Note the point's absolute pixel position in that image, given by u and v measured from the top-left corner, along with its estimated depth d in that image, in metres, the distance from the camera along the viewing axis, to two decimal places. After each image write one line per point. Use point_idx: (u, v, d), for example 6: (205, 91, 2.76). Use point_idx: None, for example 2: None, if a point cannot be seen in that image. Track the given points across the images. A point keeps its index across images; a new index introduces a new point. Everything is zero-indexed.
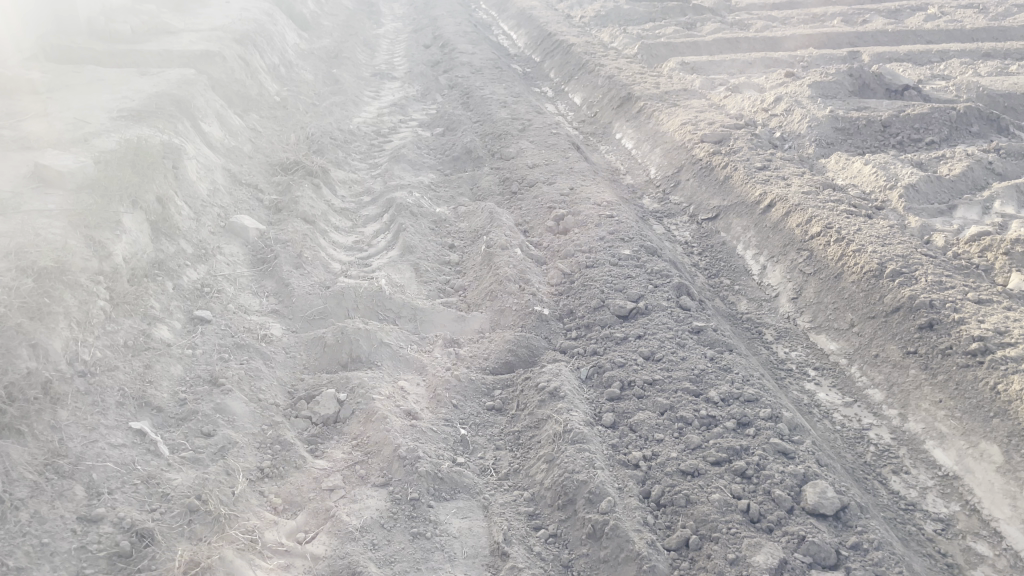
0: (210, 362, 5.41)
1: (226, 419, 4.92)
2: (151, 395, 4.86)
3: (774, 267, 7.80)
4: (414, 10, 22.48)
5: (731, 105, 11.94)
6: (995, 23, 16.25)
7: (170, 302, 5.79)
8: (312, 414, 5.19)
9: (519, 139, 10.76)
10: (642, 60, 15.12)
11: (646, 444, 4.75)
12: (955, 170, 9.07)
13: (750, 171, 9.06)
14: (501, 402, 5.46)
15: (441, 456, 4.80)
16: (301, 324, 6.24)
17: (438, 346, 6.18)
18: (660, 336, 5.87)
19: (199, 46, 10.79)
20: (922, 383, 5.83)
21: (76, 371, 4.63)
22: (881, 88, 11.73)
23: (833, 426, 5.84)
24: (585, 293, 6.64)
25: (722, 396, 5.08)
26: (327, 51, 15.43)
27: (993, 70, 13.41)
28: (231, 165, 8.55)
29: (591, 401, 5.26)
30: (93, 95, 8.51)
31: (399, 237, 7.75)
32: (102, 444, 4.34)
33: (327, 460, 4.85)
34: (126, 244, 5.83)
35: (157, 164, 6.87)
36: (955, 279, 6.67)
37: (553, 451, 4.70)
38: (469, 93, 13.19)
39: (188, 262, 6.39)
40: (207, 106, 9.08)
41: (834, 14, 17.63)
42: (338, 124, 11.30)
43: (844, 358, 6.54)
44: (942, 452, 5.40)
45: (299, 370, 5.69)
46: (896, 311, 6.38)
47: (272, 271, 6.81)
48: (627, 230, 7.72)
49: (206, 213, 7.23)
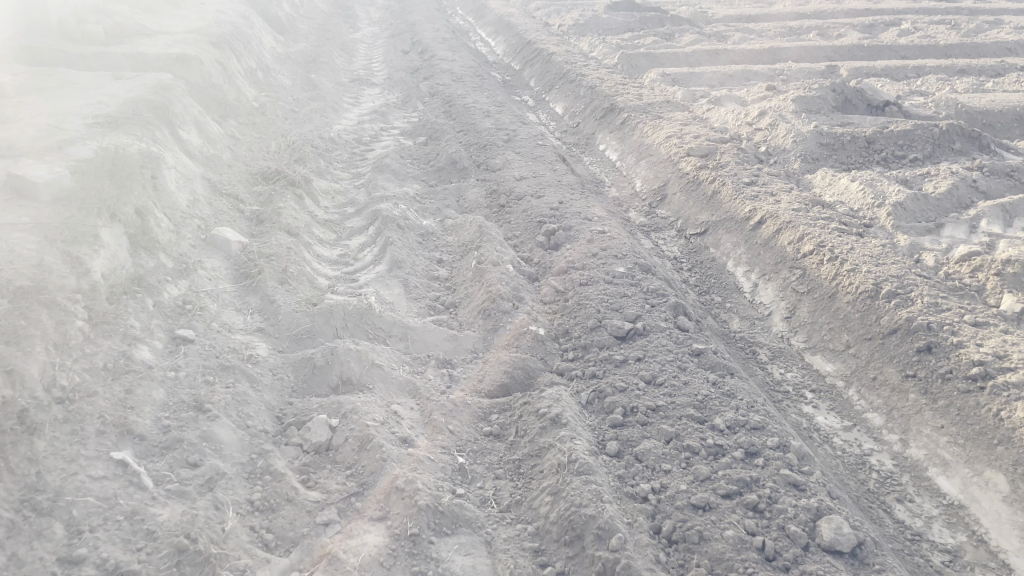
0: (195, 385, 5.15)
1: (213, 447, 4.67)
2: (133, 423, 4.59)
3: (766, 285, 7.71)
4: (390, 14, 22.23)
5: (715, 118, 11.89)
6: (968, 40, 16.44)
7: (151, 321, 5.51)
8: (303, 442, 4.98)
9: (504, 150, 10.59)
10: (622, 70, 15.05)
11: (653, 475, 4.65)
12: (941, 188, 9.03)
13: (738, 187, 8.99)
14: (498, 428, 5.30)
15: (441, 487, 4.62)
16: (288, 343, 6.02)
17: (430, 368, 5.99)
18: (660, 359, 5.76)
19: (175, 49, 10.49)
20: (922, 409, 5.77)
21: (53, 398, 4.37)
22: (863, 104, 11.74)
23: (833, 451, 5.76)
24: (581, 312, 6.51)
25: (727, 424, 5.00)
26: (305, 56, 15.13)
27: (969, 87, 13.52)
28: (211, 174, 8.27)
29: (593, 428, 5.14)
30: (66, 100, 8.18)
31: (387, 251, 7.55)
32: (82, 476, 4.09)
33: (321, 492, 4.63)
34: (105, 259, 5.57)
35: (136, 175, 6.60)
36: (950, 300, 6.63)
37: (558, 483, 4.56)
38: (450, 101, 12.99)
39: (169, 277, 6.11)
40: (185, 113, 8.80)
41: (810, 27, 17.72)
42: (318, 132, 11.06)
43: (841, 380, 6.46)
44: (945, 480, 5.35)
45: (287, 394, 5.47)
46: (893, 333, 6.31)
47: (256, 287, 6.55)
48: (620, 247, 7.60)
49: (186, 224, 6.95)
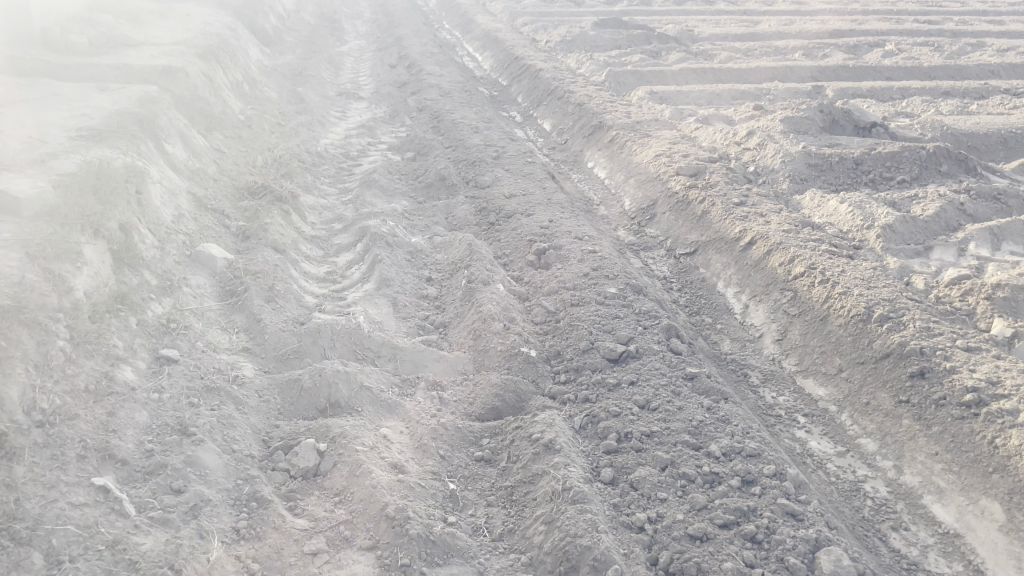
0: (179, 408, 5.02)
1: (198, 472, 4.55)
2: (116, 448, 4.46)
3: (756, 307, 7.67)
4: (377, 28, 22.17)
5: (703, 137, 11.90)
6: (951, 62, 16.62)
7: (134, 340, 5.38)
8: (290, 467, 4.86)
9: (493, 167, 10.53)
10: (610, 88, 15.05)
11: (649, 504, 4.59)
12: (929, 211, 9.04)
13: (728, 208, 8.97)
14: (490, 452, 5.21)
15: (432, 515, 4.52)
16: (274, 363, 5.89)
17: (420, 390, 5.88)
18: (654, 383, 5.70)
19: (160, 61, 10.39)
20: (916, 434, 5.74)
21: (33, 422, 4.24)
22: (850, 124, 11.74)
23: (827, 478, 5.72)
24: (572, 334, 6.44)
25: (723, 451, 4.98)
26: (291, 68, 15.02)
27: (954, 109, 13.63)
28: (196, 189, 8.15)
29: (587, 454, 5.08)
30: (49, 112, 8.05)
31: (375, 269, 7.45)
32: (62, 503, 3.97)
33: (308, 519, 4.50)
34: (88, 277, 5.44)
35: (120, 190, 6.46)
36: (942, 325, 6.62)
37: (552, 512, 4.49)
38: (438, 117, 12.94)
39: (153, 294, 5.98)
40: (170, 126, 8.69)
41: (795, 47, 17.84)
42: (305, 146, 10.96)
43: (834, 405, 6.41)
44: (941, 508, 5.31)
45: (273, 417, 5.34)
46: (886, 357, 6.28)
47: (242, 305, 6.44)
48: (610, 267, 7.54)
49: (170, 240, 6.81)
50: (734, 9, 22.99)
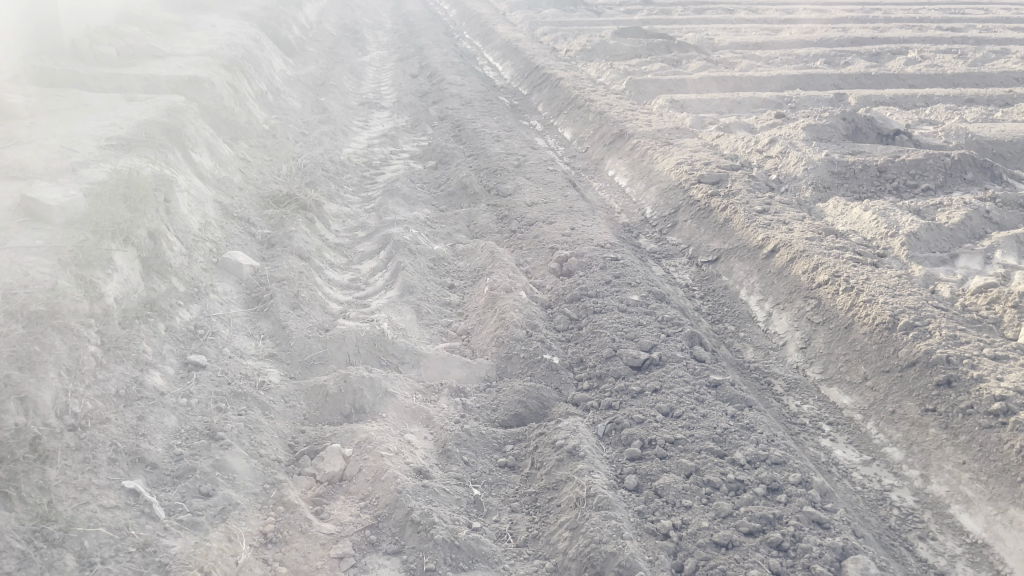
0: (207, 413, 5.11)
1: (226, 476, 4.60)
2: (145, 451, 4.55)
3: (780, 315, 7.63)
4: (398, 38, 22.34)
5: (724, 144, 11.87)
6: (974, 69, 16.50)
7: (163, 347, 5.50)
8: (316, 471, 4.90)
9: (515, 175, 10.57)
10: (631, 96, 15.05)
11: (674, 511, 4.59)
12: (954, 218, 8.96)
13: (750, 216, 8.95)
14: (514, 459, 5.23)
15: (457, 521, 4.54)
16: (300, 369, 5.95)
17: (443, 396, 5.90)
18: (678, 391, 5.70)
19: (187, 72, 10.57)
20: (943, 444, 5.70)
21: (66, 425, 4.32)
22: (873, 132, 11.72)
23: (853, 487, 5.68)
24: (595, 341, 6.46)
25: (748, 458, 4.98)
26: (314, 78, 15.19)
27: (978, 117, 13.52)
28: (222, 198, 8.27)
29: (611, 461, 5.09)
30: (79, 122, 8.22)
31: (399, 276, 7.51)
32: (93, 506, 4.04)
33: (334, 523, 4.52)
34: (118, 283, 5.55)
35: (150, 199, 6.58)
36: (969, 333, 6.56)
37: (578, 518, 4.49)
38: (459, 126, 13.02)
39: (181, 301, 6.10)
40: (197, 135, 8.83)
41: (816, 55, 17.77)
42: (327, 154, 11.07)
43: (859, 413, 6.37)
44: (969, 518, 5.27)
45: (299, 422, 5.39)
46: (912, 365, 6.25)
47: (268, 311, 6.53)
48: (632, 274, 7.57)
49: (197, 247, 6.93)
50: (754, 17, 22.96)
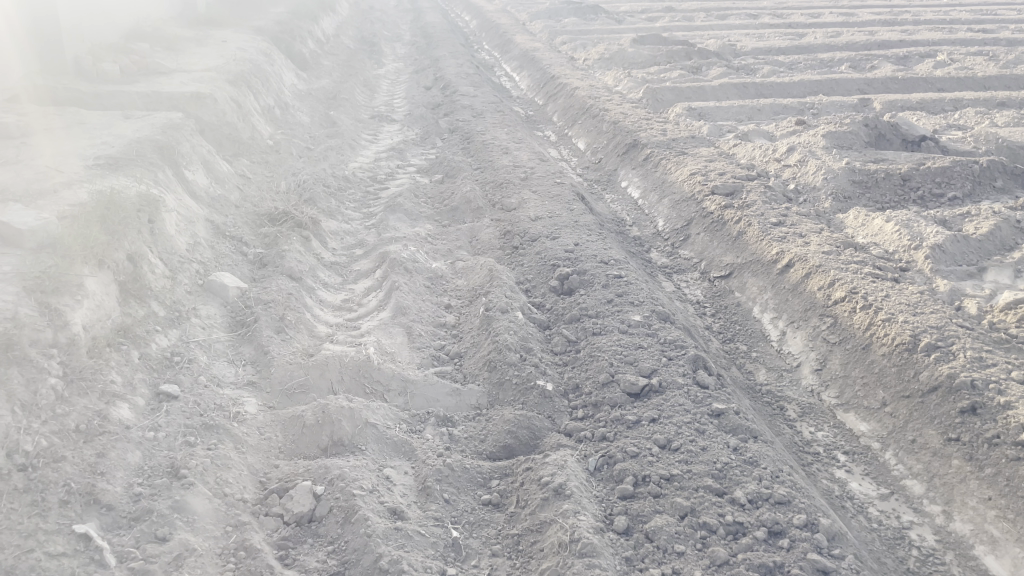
0: (174, 448, 4.84)
1: (186, 519, 4.32)
2: (101, 491, 4.28)
3: (794, 334, 7.21)
4: (415, 49, 22.20)
5: (741, 153, 11.44)
6: (1006, 71, 15.88)
7: (134, 376, 5.24)
8: (283, 512, 4.58)
9: (521, 189, 10.25)
10: (648, 104, 14.64)
11: (665, 558, 4.24)
12: (982, 229, 8.47)
13: (765, 228, 8.53)
14: (499, 495, 4.89)
15: (429, 568, 4.23)
16: (279, 399, 5.66)
17: (429, 426, 5.58)
18: (678, 421, 5.32)
19: (189, 87, 10.41)
20: (967, 477, 5.26)
21: (14, 465, 4.06)
22: (897, 138, 11.16)
23: (869, 524, 5.26)
24: (593, 365, 6.10)
25: (749, 498, 4.60)
26: (326, 92, 15.03)
27: (1010, 120, 12.94)
28: (216, 217, 8.06)
29: (601, 499, 4.74)
30: (72, 141, 8.06)
31: (392, 296, 7.22)
32: (37, 554, 3.76)
33: (298, 570, 4.23)
34: (89, 309, 5.31)
35: (131, 220, 6.37)
36: (996, 354, 6.10)
37: (560, 565, 4.15)
38: (469, 139, 12.74)
39: (159, 326, 5.85)
40: (193, 152, 8.64)
41: (841, 59, 17.26)
42: (331, 169, 10.84)
43: (877, 442, 5.94)
44: (995, 561, 4.82)
45: (273, 456, 5.10)
46: (933, 390, 5.80)
47: (251, 336, 6.26)
48: (637, 292, 7.19)
49: (183, 270, 6.70)
50: (779, 22, 22.45)
